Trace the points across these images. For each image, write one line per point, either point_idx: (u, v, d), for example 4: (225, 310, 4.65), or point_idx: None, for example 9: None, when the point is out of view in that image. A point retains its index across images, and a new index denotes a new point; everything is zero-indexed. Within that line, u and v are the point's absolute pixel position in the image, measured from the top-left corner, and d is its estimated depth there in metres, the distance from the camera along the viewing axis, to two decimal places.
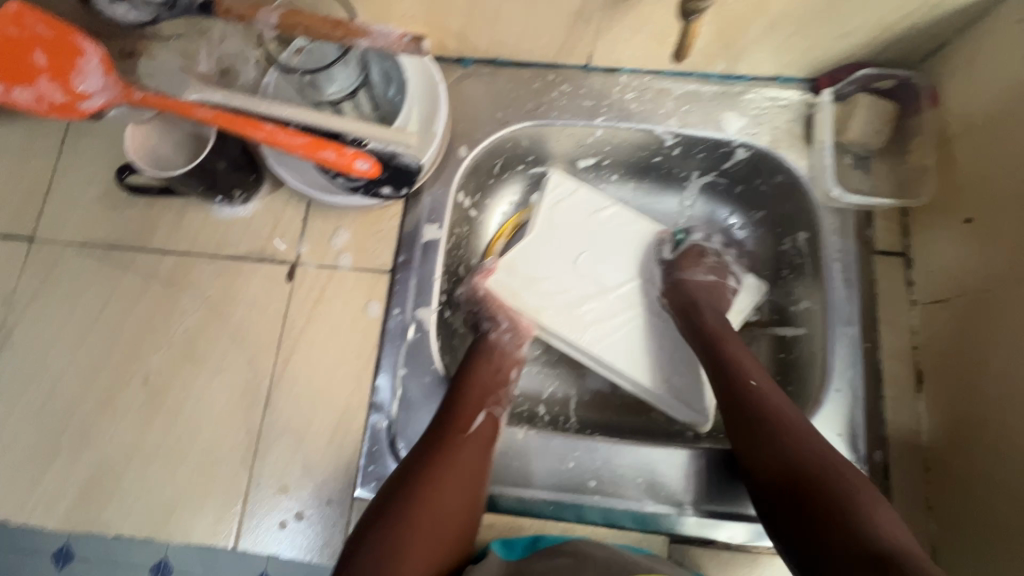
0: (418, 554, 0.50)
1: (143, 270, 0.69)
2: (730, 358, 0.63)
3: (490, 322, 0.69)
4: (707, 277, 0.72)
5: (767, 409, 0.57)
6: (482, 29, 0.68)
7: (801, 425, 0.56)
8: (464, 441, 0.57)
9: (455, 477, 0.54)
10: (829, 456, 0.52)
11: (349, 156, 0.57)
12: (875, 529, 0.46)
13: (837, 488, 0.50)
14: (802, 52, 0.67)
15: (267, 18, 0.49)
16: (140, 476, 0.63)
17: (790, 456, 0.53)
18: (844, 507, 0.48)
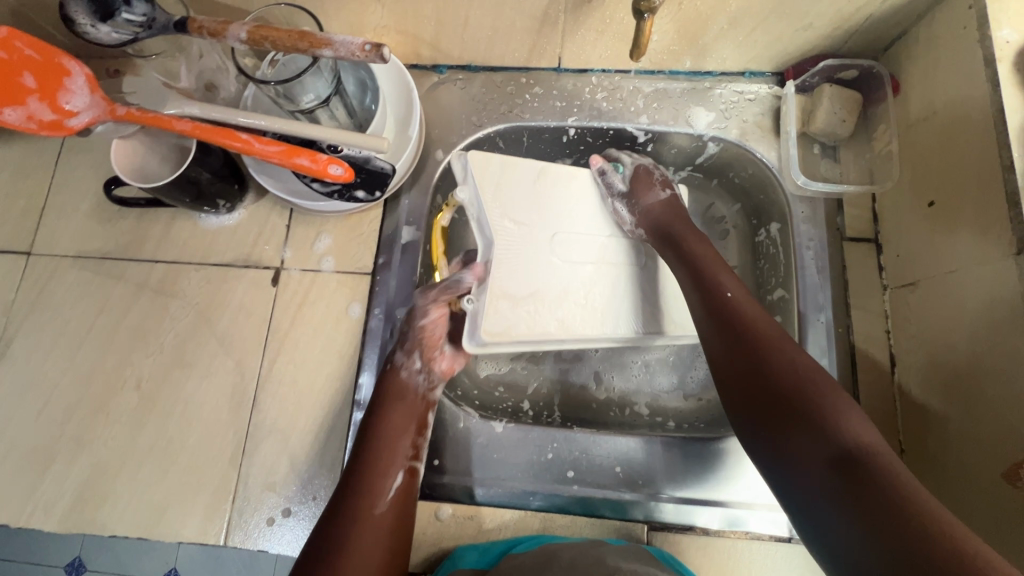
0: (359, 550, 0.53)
1: (134, 280, 0.71)
2: (706, 271, 0.62)
3: (402, 359, 0.64)
4: (662, 196, 0.71)
5: (745, 321, 0.56)
6: (453, 36, 0.70)
7: (778, 334, 0.55)
8: (393, 404, 0.61)
9: (391, 442, 0.59)
10: (803, 361, 0.52)
11: (323, 161, 0.59)
12: (842, 429, 0.46)
13: (806, 392, 0.49)
14: (765, 46, 0.68)
15: (236, 32, 0.51)
16: (133, 478, 0.65)
17: (767, 363, 0.52)
18: (813, 410, 0.48)
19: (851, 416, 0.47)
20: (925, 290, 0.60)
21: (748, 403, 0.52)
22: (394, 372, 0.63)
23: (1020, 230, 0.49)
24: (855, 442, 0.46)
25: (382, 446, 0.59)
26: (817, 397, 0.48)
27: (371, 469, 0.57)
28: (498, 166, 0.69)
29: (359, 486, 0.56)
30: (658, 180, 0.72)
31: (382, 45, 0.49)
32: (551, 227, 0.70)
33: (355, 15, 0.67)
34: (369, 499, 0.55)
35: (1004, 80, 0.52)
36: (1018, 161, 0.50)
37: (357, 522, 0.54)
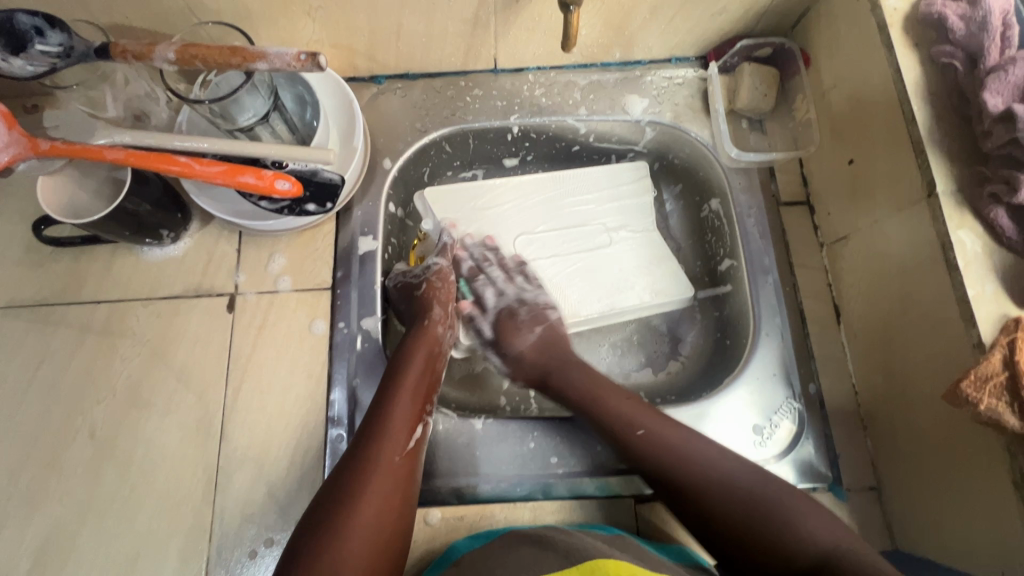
0: (378, 492, 0.50)
1: (76, 323, 0.68)
2: (613, 410, 0.61)
3: (439, 313, 0.67)
4: (536, 335, 0.70)
5: (666, 441, 0.57)
6: (387, 46, 0.71)
7: (711, 448, 0.56)
8: (418, 352, 0.62)
9: (415, 384, 0.59)
10: (749, 469, 0.55)
11: (269, 177, 0.59)
12: (807, 538, 0.50)
13: (762, 512, 0.52)
14: (686, 33, 0.73)
15: (164, 53, 0.50)
16: (96, 532, 0.61)
17: (714, 489, 0.54)
18: (778, 546, 0.50)
19: (805, 518, 0.51)
20: (856, 241, 0.65)
21: (703, 521, 0.54)
22: (430, 326, 0.65)
23: (928, 174, 0.54)
24: (821, 547, 0.49)
25: (405, 388, 0.58)
26: (763, 510, 0.52)
27: (391, 410, 0.56)
28: (454, 194, 0.78)
29: (379, 426, 0.54)
30: (525, 320, 0.71)
31: (317, 53, 0.48)
32: (511, 236, 0.77)
33: (287, 31, 0.67)
34: (391, 440, 0.54)
35: (897, 43, 0.58)
36: (918, 113, 0.55)
37: (378, 459, 0.52)
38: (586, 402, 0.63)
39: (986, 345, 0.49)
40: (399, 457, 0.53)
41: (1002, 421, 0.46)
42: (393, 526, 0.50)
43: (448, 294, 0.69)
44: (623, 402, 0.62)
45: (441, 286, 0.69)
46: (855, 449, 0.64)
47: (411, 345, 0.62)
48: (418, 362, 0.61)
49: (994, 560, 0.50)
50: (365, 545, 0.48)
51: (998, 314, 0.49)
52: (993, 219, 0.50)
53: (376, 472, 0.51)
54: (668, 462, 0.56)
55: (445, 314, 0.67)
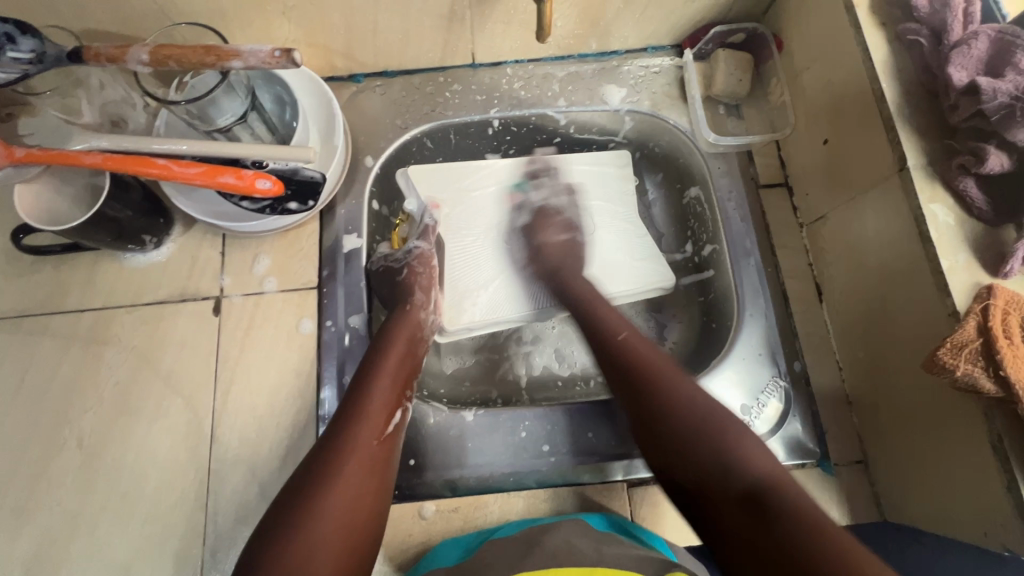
0: (353, 478, 0.50)
1: (60, 332, 0.67)
2: (600, 314, 0.65)
3: (423, 298, 0.68)
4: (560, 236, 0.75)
5: (652, 368, 0.57)
6: (364, 43, 0.71)
7: (681, 373, 0.56)
8: (398, 337, 0.63)
9: (393, 372, 0.59)
10: (702, 395, 0.54)
11: (248, 177, 0.59)
12: (746, 461, 0.47)
13: (716, 428, 0.50)
14: (661, 21, 0.74)
15: (138, 54, 0.50)
16: (89, 541, 0.61)
17: (675, 407, 0.53)
18: (722, 450, 0.49)
19: (751, 446, 0.49)
20: (834, 220, 0.66)
21: (660, 445, 0.52)
22: (411, 310, 0.66)
23: (898, 149, 0.55)
24: (759, 475, 0.46)
25: (384, 374, 0.58)
26: (711, 432, 0.50)
27: (370, 396, 0.56)
28: (437, 175, 0.77)
29: (354, 411, 0.54)
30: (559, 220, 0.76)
31: (292, 49, 0.49)
32: (490, 224, 0.78)
33: (263, 32, 0.67)
34: (370, 424, 0.54)
35: (864, 22, 0.59)
36: (887, 91, 0.56)
37: (356, 443, 0.52)
38: (582, 304, 0.67)
39: (961, 313, 0.50)
40: (377, 440, 0.54)
41: (979, 386, 0.47)
42: (370, 512, 0.50)
43: (432, 277, 0.71)
44: (618, 317, 0.64)
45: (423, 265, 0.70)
46: (842, 424, 0.65)
47: (393, 330, 0.63)
48: (398, 349, 0.62)
49: (975, 526, 0.50)
50: (340, 527, 0.47)
51: (971, 282, 0.51)
52: (963, 190, 0.51)
53: (353, 455, 0.51)
54: (637, 368, 0.57)
55: (429, 299, 0.69)
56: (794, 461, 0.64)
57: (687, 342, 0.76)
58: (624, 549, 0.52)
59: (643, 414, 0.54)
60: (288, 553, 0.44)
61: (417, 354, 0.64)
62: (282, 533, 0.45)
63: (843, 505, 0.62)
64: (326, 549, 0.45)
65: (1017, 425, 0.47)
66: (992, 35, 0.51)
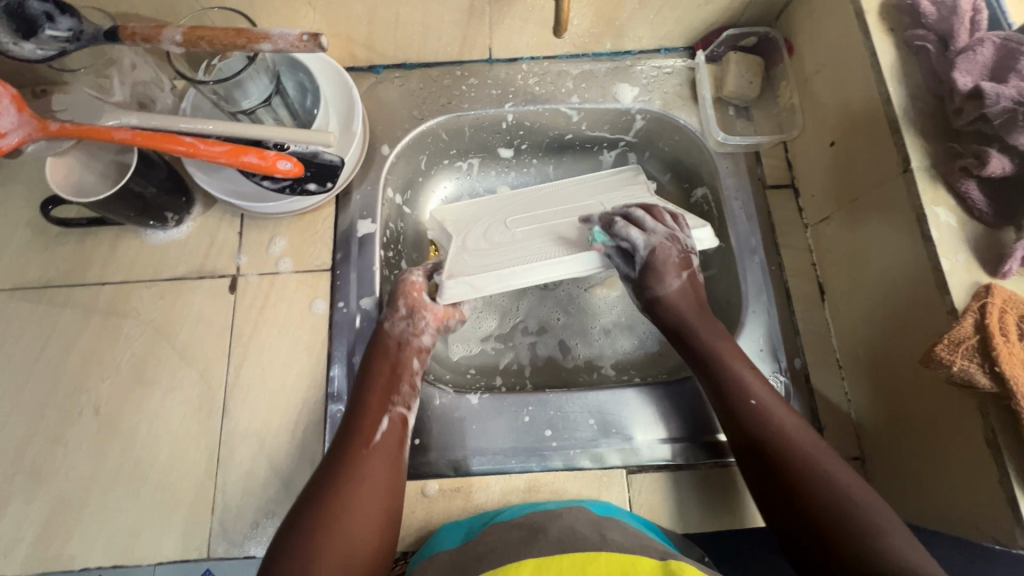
0: (355, 491, 0.53)
1: (81, 303, 0.69)
2: (732, 377, 0.61)
3: (388, 309, 0.67)
4: (681, 281, 0.67)
5: (799, 451, 0.54)
6: (385, 35, 0.74)
7: (814, 446, 0.55)
8: (375, 352, 0.64)
9: (383, 386, 0.62)
10: (847, 476, 0.52)
11: (271, 157, 0.60)
12: (888, 553, 0.46)
13: (858, 517, 0.49)
14: (674, 23, 0.75)
15: (171, 35, 0.52)
16: (102, 505, 0.62)
17: (824, 496, 0.51)
18: (864, 536, 0.47)
19: (890, 537, 0.47)
20: (838, 221, 0.67)
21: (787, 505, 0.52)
22: (379, 324, 0.67)
23: (903, 151, 0.56)
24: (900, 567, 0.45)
25: (373, 390, 0.61)
26: (841, 519, 0.49)
27: (365, 413, 0.60)
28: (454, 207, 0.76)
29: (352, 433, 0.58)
30: (674, 261, 0.67)
31: (319, 34, 0.50)
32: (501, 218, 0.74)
33: (288, 20, 0.69)
34: (359, 437, 0.58)
35: (873, 28, 0.61)
36: (893, 94, 0.58)
37: (355, 459, 0.56)
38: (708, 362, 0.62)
39: (959, 311, 0.51)
40: (370, 447, 0.57)
41: (974, 381, 0.48)
42: (378, 516, 0.53)
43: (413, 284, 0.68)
44: (738, 367, 0.61)
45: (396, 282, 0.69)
46: (841, 421, 0.66)
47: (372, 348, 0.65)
48: (381, 360, 0.64)
49: (967, 521, 0.51)
50: (342, 531, 0.50)
51: (970, 282, 0.52)
52: (965, 191, 0.53)
53: (350, 467, 0.55)
54: (788, 450, 0.55)
55: (398, 308, 0.67)
56: None
57: None
58: (629, 536, 0.54)
59: (784, 510, 0.52)
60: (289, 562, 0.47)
61: (404, 360, 0.65)
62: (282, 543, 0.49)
63: None
64: (331, 552, 0.49)
65: (1012, 421, 0.48)
66: (997, 42, 0.53)
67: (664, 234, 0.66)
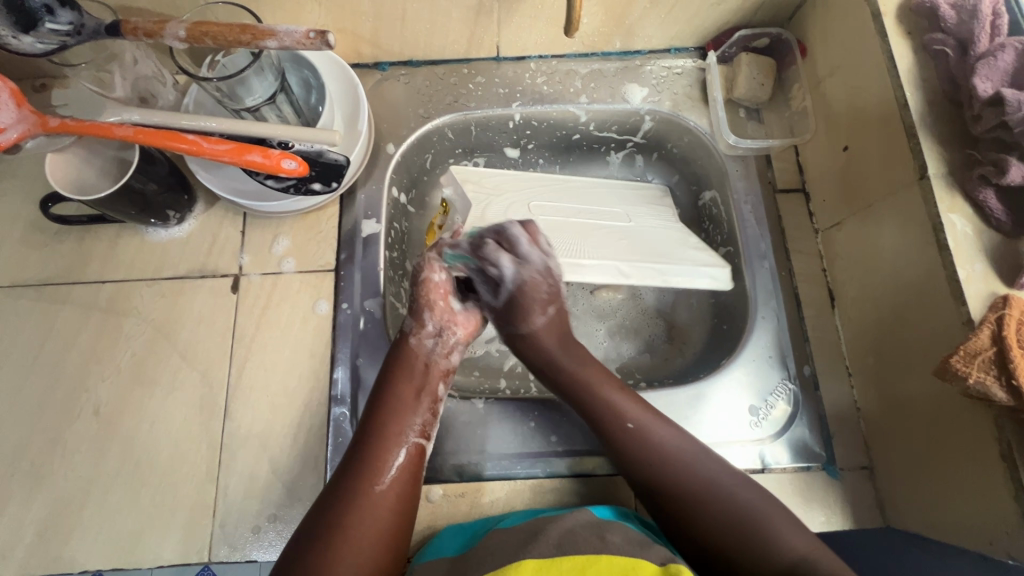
0: (363, 527, 0.51)
1: (81, 301, 0.68)
2: (608, 402, 0.60)
3: (414, 323, 0.63)
4: (548, 316, 0.64)
5: (676, 462, 0.56)
6: (392, 31, 0.72)
7: (692, 452, 0.57)
8: (398, 373, 0.61)
9: (401, 410, 0.59)
10: (733, 478, 0.55)
11: (275, 157, 0.59)
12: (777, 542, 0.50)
13: (740, 516, 0.52)
14: (686, 23, 0.74)
15: (174, 30, 0.51)
16: (101, 507, 0.62)
17: (703, 497, 0.54)
18: (741, 531, 0.52)
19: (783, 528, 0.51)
20: (851, 227, 0.66)
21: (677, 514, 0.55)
22: (404, 338, 0.63)
23: (920, 157, 0.55)
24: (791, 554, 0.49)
25: (387, 418, 0.58)
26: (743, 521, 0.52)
27: (380, 441, 0.57)
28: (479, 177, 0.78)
29: (365, 463, 0.55)
30: (542, 297, 0.64)
31: (326, 31, 0.49)
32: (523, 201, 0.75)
33: (293, 15, 0.68)
34: (366, 474, 0.54)
35: (891, 30, 0.59)
36: (911, 99, 0.57)
37: (367, 494, 0.53)
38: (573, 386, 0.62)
39: (975, 322, 0.50)
40: (379, 485, 0.54)
41: (990, 394, 0.47)
42: (381, 553, 0.52)
43: (438, 291, 0.63)
44: (611, 391, 0.61)
45: (419, 287, 0.63)
46: (849, 430, 0.65)
47: (393, 367, 0.61)
48: (402, 383, 0.60)
49: (980, 535, 0.51)
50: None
51: (987, 292, 0.51)
52: (982, 200, 0.52)
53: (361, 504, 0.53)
54: (647, 460, 0.56)
55: (425, 322, 0.63)
56: (799, 464, 0.64)
57: (698, 343, 0.76)
58: (634, 539, 0.53)
59: (668, 513, 0.55)
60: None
61: (428, 382, 0.61)
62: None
63: (847, 510, 0.62)
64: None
65: None
66: (1020, 49, 0.51)
67: (538, 266, 0.63)
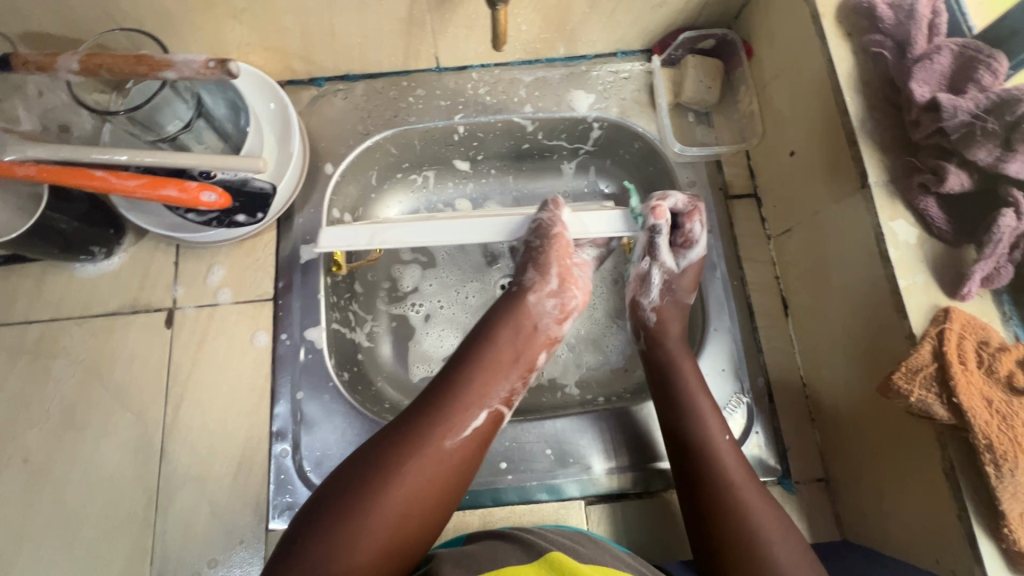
0: (417, 479, 0.48)
1: (6, 344, 0.65)
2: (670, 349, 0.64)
3: (538, 279, 0.62)
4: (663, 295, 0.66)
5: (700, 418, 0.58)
6: (323, 47, 0.69)
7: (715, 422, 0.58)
8: (506, 327, 0.59)
9: (490, 362, 0.56)
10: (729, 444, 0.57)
11: (192, 189, 0.57)
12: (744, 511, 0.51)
13: (750, 530, 0.50)
14: (628, 27, 0.72)
15: (67, 62, 0.48)
16: (32, 561, 0.59)
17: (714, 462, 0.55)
18: (728, 511, 0.52)
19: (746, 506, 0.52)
20: (800, 234, 0.64)
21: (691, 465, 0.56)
22: (522, 291, 0.62)
23: (860, 165, 0.53)
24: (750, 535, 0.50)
25: (482, 368, 0.56)
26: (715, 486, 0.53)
27: (469, 387, 0.54)
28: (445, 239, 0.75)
29: (441, 415, 0.52)
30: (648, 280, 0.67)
31: (227, 59, 0.46)
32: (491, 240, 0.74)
33: (213, 35, 0.64)
34: (443, 427, 0.51)
35: (830, 32, 0.57)
36: (851, 104, 0.55)
37: (427, 439, 0.50)
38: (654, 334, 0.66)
39: (917, 336, 0.49)
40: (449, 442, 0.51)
41: (931, 412, 0.46)
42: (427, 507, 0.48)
43: (566, 252, 0.63)
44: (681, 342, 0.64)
45: (551, 242, 0.62)
46: (805, 442, 0.64)
47: (501, 321, 0.59)
48: (507, 342, 0.58)
49: (927, 552, 0.50)
50: (390, 523, 0.46)
51: (929, 304, 0.49)
52: (924, 209, 0.50)
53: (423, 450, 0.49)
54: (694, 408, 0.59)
55: (542, 277, 0.62)
56: None
57: None
58: (600, 549, 0.52)
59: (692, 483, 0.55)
60: (326, 543, 0.44)
61: (530, 351, 0.59)
62: (324, 523, 0.45)
63: (802, 524, 0.61)
64: (375, 536, 0.45)
65: (970, 453, 0.46)
66: (955, 49, 0.50)
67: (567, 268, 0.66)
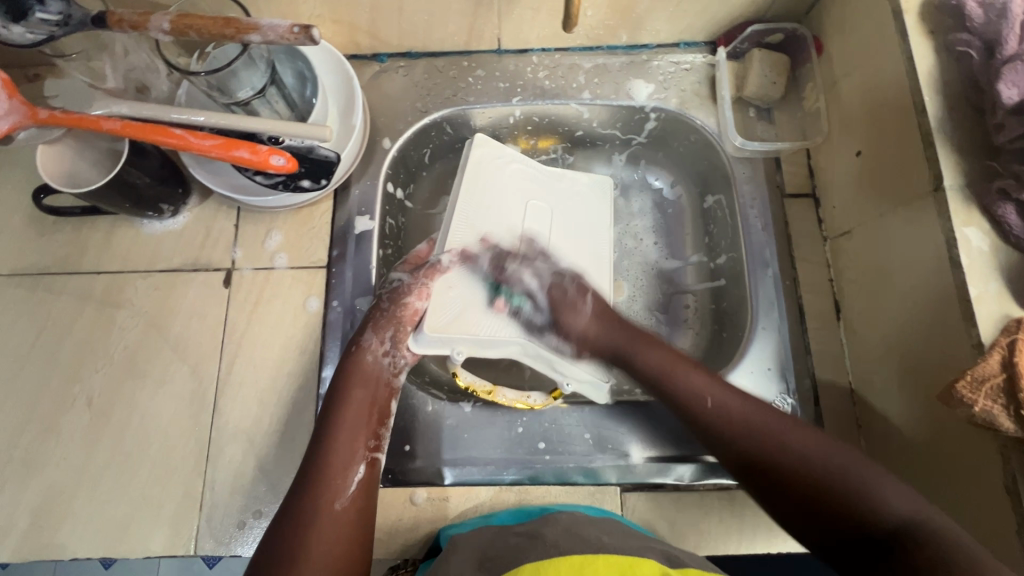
0: (320, 548, 0.49)
1: (76, 292, 0.69)
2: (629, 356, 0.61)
3: (373, 340, 0.61)
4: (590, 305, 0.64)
5: (692, 408, 0.56)
6: (391, 23, 0.70)
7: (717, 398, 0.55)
8: (354, 388, 0.58)
9: (353, 424, 0.56)
10: (741, 412, 0.54)
11: (263, 152, 0.58)
12: (812, 465, 0.48)
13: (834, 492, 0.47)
14: (695, 17, 0.71)
15: (159, 22, 0.49)
16: (91, 497, 0.63)
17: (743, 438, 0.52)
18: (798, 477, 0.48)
19: (805, 455, 0.49)
20: (860, 236, 0.63)
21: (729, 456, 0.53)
22: (359, 354, 0.60)
23: (936, 167, 0.52)
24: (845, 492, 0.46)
25: (341, 431, 0.56)
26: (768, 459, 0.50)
27: (335, 448, 0.55)
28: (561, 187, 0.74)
29: (314, 484, 0.52)
30: (573, 292, 0.65)
31: (311, 26, 0.48)
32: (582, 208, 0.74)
33: (287, 5, 0.66)
34: (321, 496, 0.52)
35: (912, 29, 0.55)
36: (930, 104, 0.53)
37: (315, 511, 0.51)
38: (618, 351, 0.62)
39: (985, 345, 0.47)
40: (336, 506, 0.52)
41: (996, 423, 0.45)
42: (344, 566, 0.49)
43: (410, 318, 0.62)
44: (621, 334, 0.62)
45: (398, 308, 0.62)
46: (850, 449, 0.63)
47: (344, 386, 0.58)
48: (356, 402, 0.57)
49: None
50: None
51: (1000, 314, 0.48)
52: (1001, 215, 0.49)
53: (311, 523, 0.50)
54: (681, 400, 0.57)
55: (383, 338, 0.61)
56: None
57: (695, 349, 0.74)
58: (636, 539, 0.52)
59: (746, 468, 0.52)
60: None
61: (377, 403, 0.59)
62: None
63: None
64: None
65: None
66: None
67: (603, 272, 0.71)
